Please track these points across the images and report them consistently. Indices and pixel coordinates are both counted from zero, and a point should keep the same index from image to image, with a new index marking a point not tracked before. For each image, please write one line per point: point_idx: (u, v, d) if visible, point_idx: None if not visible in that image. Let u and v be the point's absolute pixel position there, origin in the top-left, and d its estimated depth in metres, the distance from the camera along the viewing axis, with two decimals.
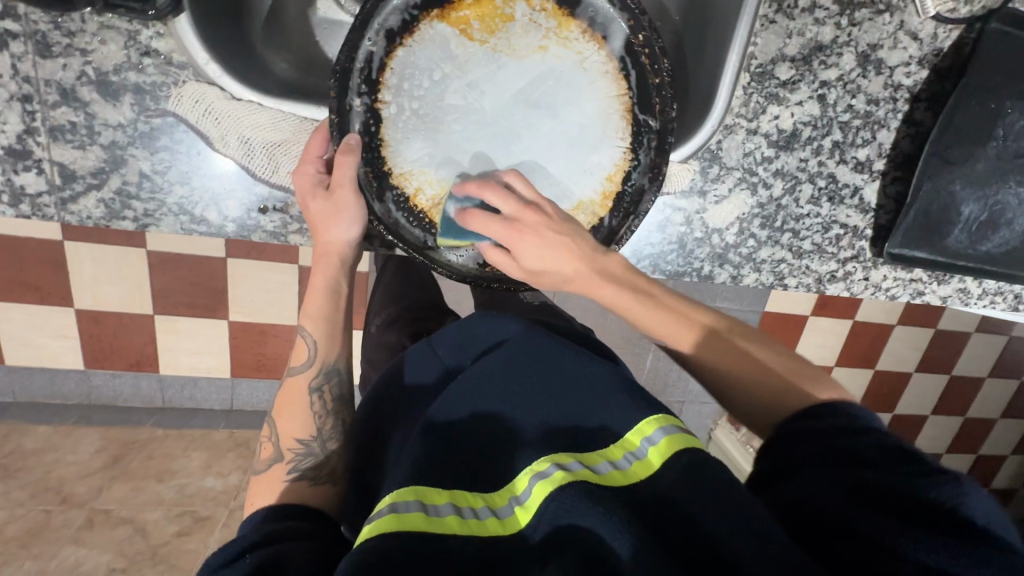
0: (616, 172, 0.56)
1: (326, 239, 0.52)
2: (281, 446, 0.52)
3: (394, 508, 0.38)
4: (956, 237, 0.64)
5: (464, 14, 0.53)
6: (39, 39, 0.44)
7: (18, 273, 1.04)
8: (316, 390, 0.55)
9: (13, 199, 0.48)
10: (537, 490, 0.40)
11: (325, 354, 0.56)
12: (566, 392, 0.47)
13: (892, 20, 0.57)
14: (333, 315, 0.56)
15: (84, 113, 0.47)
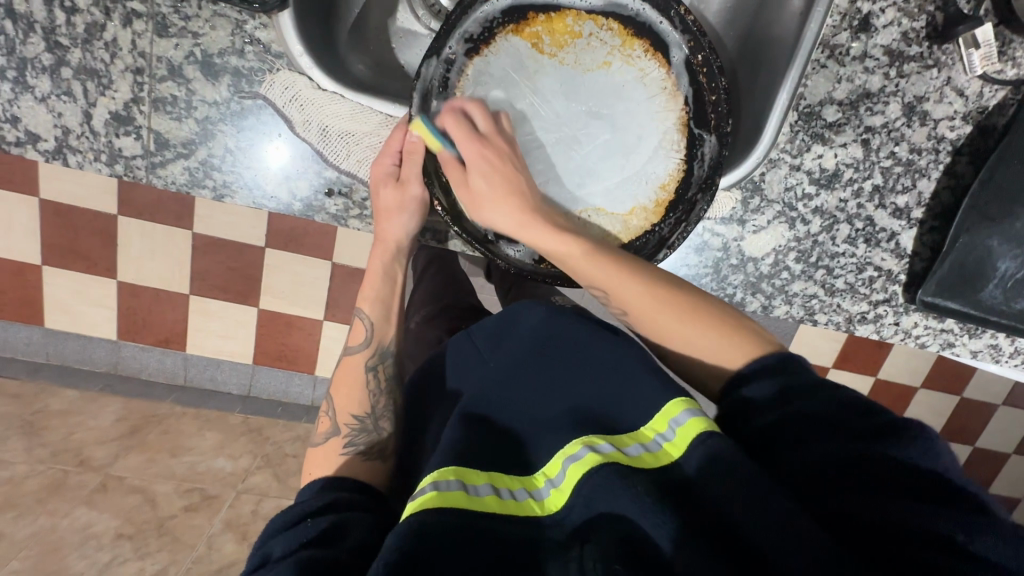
0: (669, 181, 0.60)
1: (387, 228, 0.57)
2: (337, 421, 0.57)
3: (437, 485, 0.39)
4: (989, 292, 0.65)
5: (536, 29, 0.58)
6: (159, 19, 0.50)
7: (73, 242, 1.10)
8: (371, 368, 0.60)
9: (110, 158, 0.53)
10: (571, 472, 0.41)
11: (380, 334, 0.62)
12: (595, 373, 0.49)
13: (940, 75, 0.59)
14: (388, 298, 0.62)
15: (186, 89, 0.52)
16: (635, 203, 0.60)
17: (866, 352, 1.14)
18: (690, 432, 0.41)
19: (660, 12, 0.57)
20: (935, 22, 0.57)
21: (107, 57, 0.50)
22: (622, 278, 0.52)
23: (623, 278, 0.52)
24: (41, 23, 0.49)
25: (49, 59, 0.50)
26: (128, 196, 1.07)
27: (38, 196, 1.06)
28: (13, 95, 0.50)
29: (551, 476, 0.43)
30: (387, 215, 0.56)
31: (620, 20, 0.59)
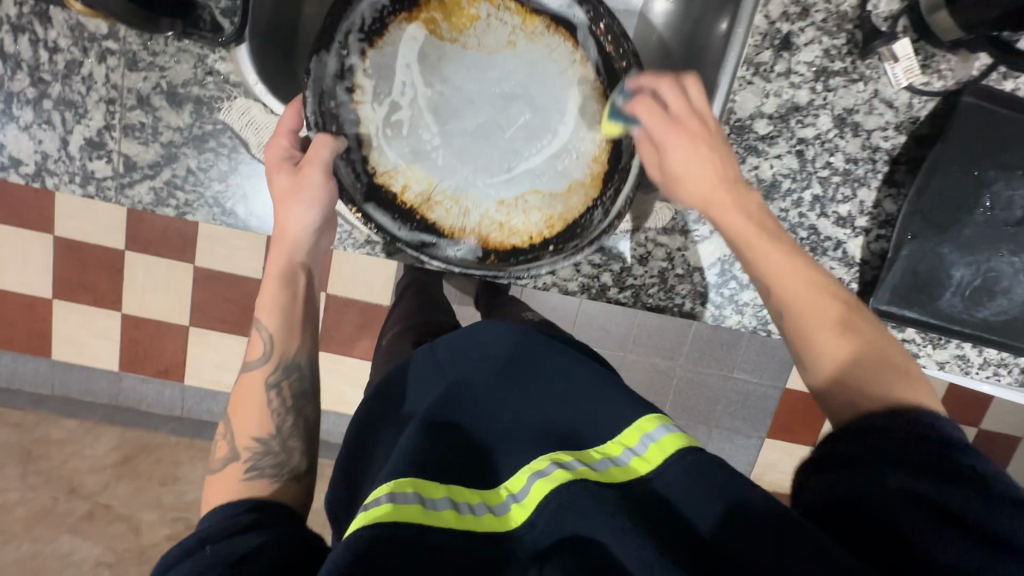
0: (599, 154, 0.65)
1: (284, 218, 0.57)
2: (236, 444, 0.53)
3: (392, 498, 0.37)
4: (948, 300, 0.65)
5: (431, 15, 0.63)
6: (129, 56, 0.55)
7: (81, 277, 1.16)
8: (274, 386, 0.56)
9: (84, 180, 0.58)
10: (537, 487, 0.40)
11: (281, 347, 0.58)
12: (567, 390, 0.49)
13: (867, 88, 0.62)
14: (288, 305, 0.59)
15: (152, 116, 0.57)
16: (573, 179, 0.65)
17: None
18: (669, 447, 0.41)
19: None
20: (854, 38, 0.60)
21: (83, 90, 0.56)
22: (796, 271, 0.53)
23: (786, 268, 0.53)
24: (26, 61, 0.55)
25: (33, 92, 0.56)
26: (135, 230, 1.12)
27: (51, 232, 1.12)
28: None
29: (513, 491, 0.42)
30: (282, 195, 0.56)
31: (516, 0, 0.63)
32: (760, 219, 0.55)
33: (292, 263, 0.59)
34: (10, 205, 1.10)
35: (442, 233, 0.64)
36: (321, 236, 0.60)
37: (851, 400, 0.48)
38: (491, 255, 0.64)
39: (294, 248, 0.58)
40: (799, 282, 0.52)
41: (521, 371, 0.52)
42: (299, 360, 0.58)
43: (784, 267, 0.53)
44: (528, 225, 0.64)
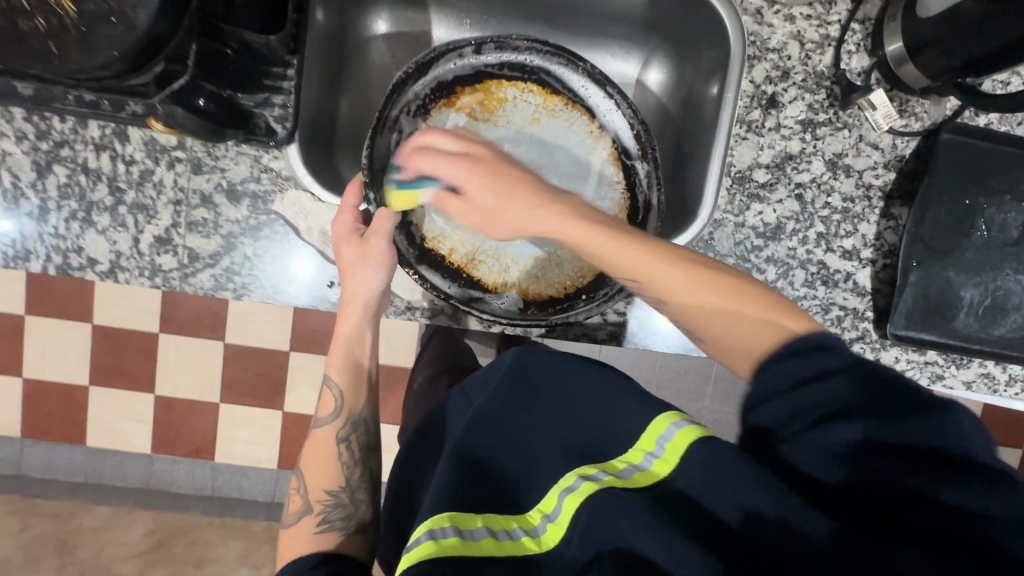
0: (622, 209, 0.71)
1: (353, 285, 0.62)
2: (310, 497, 0.60)
3: (432, 534, 0.42)
4: (963, 320, 0.68)
5: (466, 100, 0.71)
6: (195, 162, 0.63)
7: (118, 363, 1.21)
8: (344, 440, 0.63)
9: (152, 274, 0.64)
10: (566, 504, 0.44)
11: (350, 405, 0.64)
12: (585, 404, 0.51)
13: (852, 134, 0.68)
14: (355, 367, 0.65)
15: (214, 211, 0.64)
16: None
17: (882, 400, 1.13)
18: (682, 445, 0.43)
19: (592, 79, 0.70)
20: (834, 92, 0.67)
21: (154, 194, 0.63)
22: (696, 276, 0.52)
23: (660, 266, 0.52)
24: (106, 174, 0.62)
25: (111, 200, 0.63)
26: (169, 315, 1.19)
27: (90, 321, 1.20)
28: (81, 231, 0.63)
29: (547, 510, 0.46)
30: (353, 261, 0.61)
31: (539, 84, 0.72)
32: (585, 213, 0.54)
33: (357, 327, 0.64)
34: (52, 299, 1.18)
35: (487, 288, 0.69)
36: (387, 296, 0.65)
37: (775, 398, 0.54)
38: (531, 305, 0.69)
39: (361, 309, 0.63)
40: (664, 273, 0.52)
41: (535, 390, 0.55)
42: (364, 415, 0.65)
43: (674, 289, 0.52)
44: (562, 276, 0.70)
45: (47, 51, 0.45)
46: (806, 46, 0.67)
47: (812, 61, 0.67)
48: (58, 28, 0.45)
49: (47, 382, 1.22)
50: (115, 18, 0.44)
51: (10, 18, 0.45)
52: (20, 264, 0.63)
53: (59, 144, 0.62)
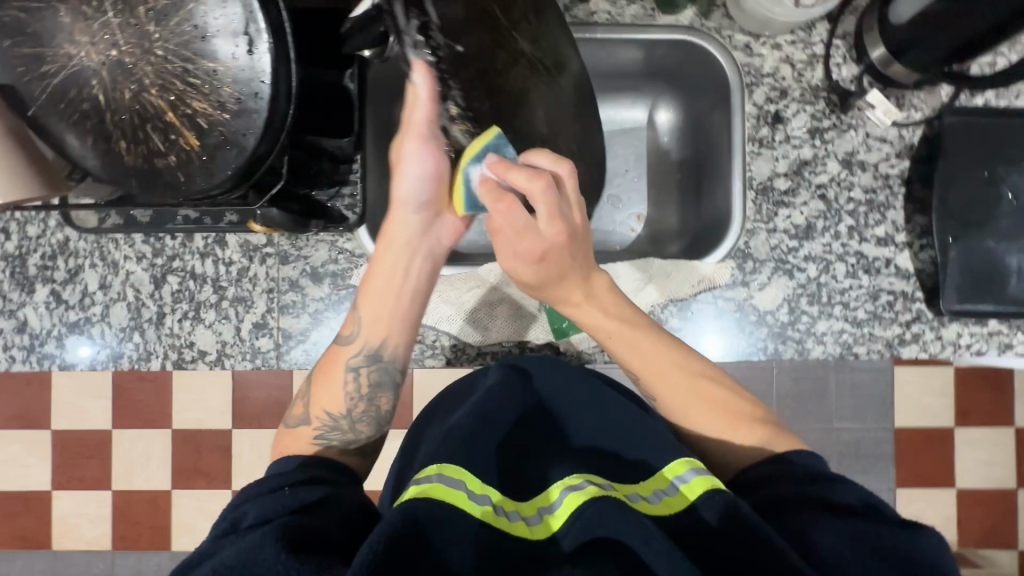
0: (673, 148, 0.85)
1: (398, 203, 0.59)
2: (310, 412, 0.59)
3: (442, 479, 0.46)
4: (1015, 286, 0.70)
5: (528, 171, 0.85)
6: (283, 254, 0.73)
7: (189, 463, 1.13)
8: (354, 369, 0.60)
9: (253, 356, 0.73)
10: (566, 501, 0.47)
11: (368, 333, 0.60)
12: (609, 422, 0.58)
13: (858, 133, 0.74)
14: (385, 292, 0.60)
15: (301, 293, 0.73)
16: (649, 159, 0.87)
17: (930, 358, 1.17)
18: (698, 488, 0.47)
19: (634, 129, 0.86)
20: (832, 100, 0.74)
21: (251, 287, 0.73)
22: (661, 355, 0.61)
23: (636, 343, 0.61)
24: (210, 276, 0.73)
25: (215, 297, 0.73)
26: (239, 409, 1.12)
27: (170, 426, 1.11)
28: (191, 327, 0.73)
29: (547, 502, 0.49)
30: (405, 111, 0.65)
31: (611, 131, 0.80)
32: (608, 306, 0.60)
33: (398, 238, 0.60)
34: (128, 406, 1.10)
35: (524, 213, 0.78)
36: (435, 219, 0.61)
37: (727, 444, 0.58)
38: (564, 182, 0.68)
39: (407, 246, 0.60)
40: (631, 350, 0.61)
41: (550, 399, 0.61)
42: (383, 352, 0.60)
43: (650, 369, 0.61)
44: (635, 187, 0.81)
45: (176, 179, 0.56)
46: (796, 66, 0.74)
47: (805, 78, 0.74)
48: (186, 160, 0.55)
49: (129, 492, 1.13)
50: (231, 146, 0.54)
51: (148, 159, 0.55)
52: (143, 365, 0.73)
53: (172, 258, 0.73)
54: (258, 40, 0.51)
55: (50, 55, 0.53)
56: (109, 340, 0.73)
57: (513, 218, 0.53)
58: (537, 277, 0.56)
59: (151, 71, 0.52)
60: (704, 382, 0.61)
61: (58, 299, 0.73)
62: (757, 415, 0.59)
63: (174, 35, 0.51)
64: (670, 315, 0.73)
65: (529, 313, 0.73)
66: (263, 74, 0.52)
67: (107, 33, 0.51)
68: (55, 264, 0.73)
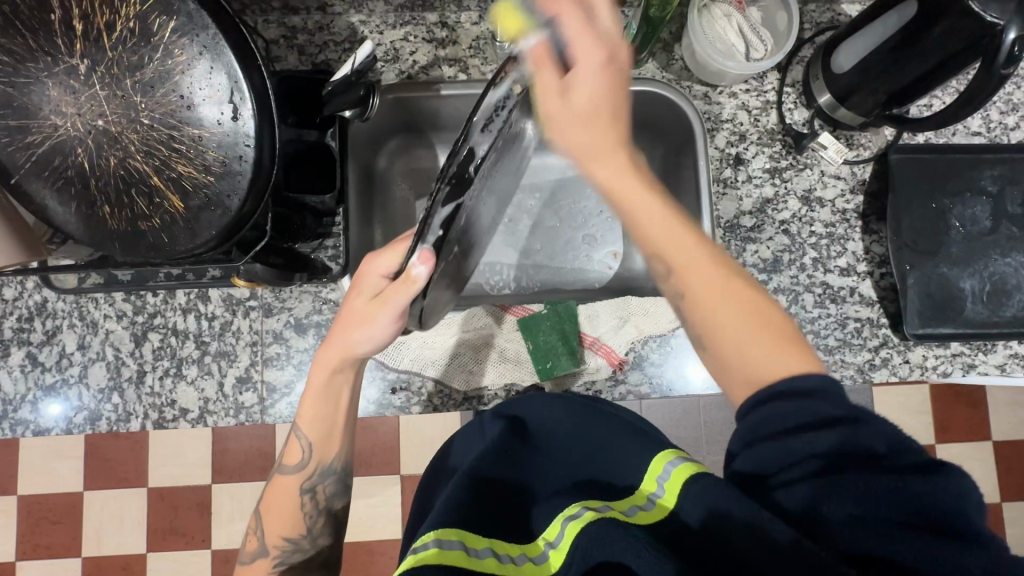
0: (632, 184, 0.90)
1: (339, 342, 0.58)
2: (266, 542, 0.59)
3: (440, 544, 0.46)
4: (971, 308, 0.75)
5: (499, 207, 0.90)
6: (267, 306, 0.73)
7: (168, 524, 1.08)
8: (309, 489, 0.61)
9: (237, 412, 0.72)
10: (570, 530, 0.48)
11: (318, 454, 0.60)
12: (589, 447, 0.59)
13: (814, 171, 0.79)
14: (329, 418, 0.60)
15: (285, 345, 0.73)
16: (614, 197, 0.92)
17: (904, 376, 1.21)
18: (676, 484, 0.48)
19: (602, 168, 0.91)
20: (787, 142, 0.79)
21: (234, 340, 0.73)
22: (671, 228, 0.53)
23: (674, 228, 0.53)
24: (192, 332, 0.72)
25: (197, 353, 0.72)
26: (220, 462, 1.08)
27: (146, 484, 1.06)
28: (172, 385, 0.72)
29: (551, 538, 0.50)
30: (380, 257, 0.58)
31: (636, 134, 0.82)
32: (626, 172, 0.54)
33: (336, 364, 0.58)
34: (106, 468, 1.05)
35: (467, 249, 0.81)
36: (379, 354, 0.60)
37: (747, 333, 0.50)
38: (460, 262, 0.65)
39: (342, 369, 0.59)
40: (718, 289, 0.52)
41: (532, 439, 0.63)
42: (334, 466, 0.61)
43: (694, 257, 0.52)
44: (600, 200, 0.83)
45: (160, 241, 0.56)
46: (752, 112, 0.79)
47: (761, 122, 0.79)
48: (170, 222, 0.56)
49: (105, 557, 1.07)
50: (215, 207, 0.55)
51: (132, 222, 0.56)
52: (121, 426, 0.71)
53: (153, 315, 0.72)
54: (242, 108, 0.53)
55: (35, 126, 0.54)
56: (86, 402, 0.71)
57: (583, 40, 0.51)
58: (592, 94, 0.52)
59: (136, 139, 0.54)
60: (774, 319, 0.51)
61: (34, 362, 0.71)
62: (794, 333, 0.50)
63: (160, 105, 0.53)
64: (652, 349, 0.75)
65: (513, 355, 0.74)
66: (248, 138, 0.54)
67: (94, 104, 0.53)
68: (31, 326, 0.72)
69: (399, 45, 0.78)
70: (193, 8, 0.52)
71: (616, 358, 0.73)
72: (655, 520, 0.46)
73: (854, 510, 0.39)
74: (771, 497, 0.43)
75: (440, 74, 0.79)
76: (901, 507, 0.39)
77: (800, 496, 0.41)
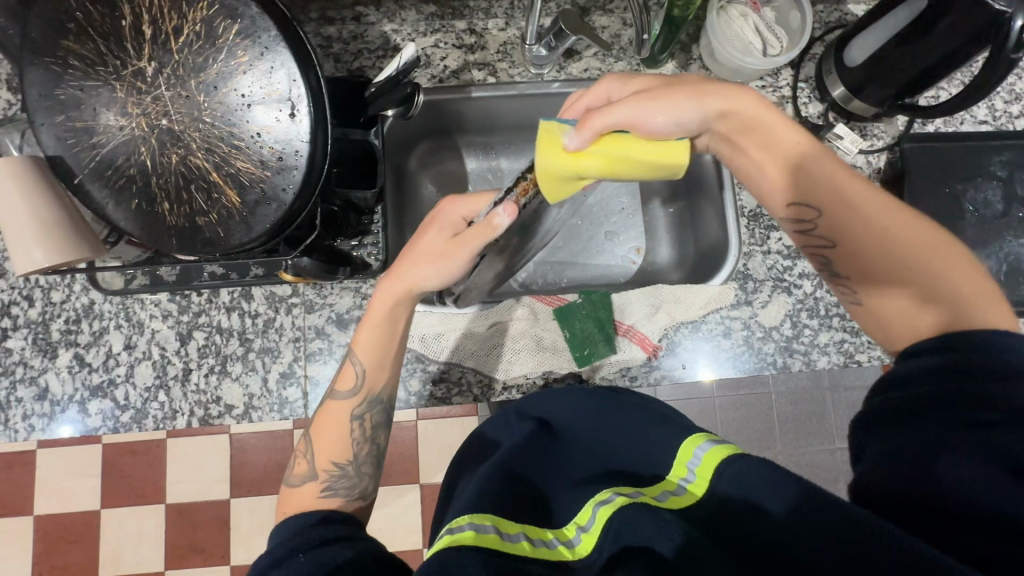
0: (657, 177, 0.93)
1: (412, 267, 0.61)
2: (314, 465, 0.59)
3: (475, 527, 0.47)
4: None
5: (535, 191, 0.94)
6: (309, 303, 0.75)
7: (193, 534, 1.07)
8: (358, 417, 0.61)
9: (280, 408, 0.73)
10: (599, 514, 0.49)
11: (367, 383, 0.62)
12: (621, 438, 0.61)
13: None
14: (386, 346, 0.62)
15: (327, 340, 0.75)
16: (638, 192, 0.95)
17: None
18: (707, 470, 0.47)
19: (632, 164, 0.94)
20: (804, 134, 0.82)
21: (277, 337, 0.74)
22: (842, 172, 0.54)
23: (839, 171, 0.54)
24: (235, 329, 0.74)
25: (241, 350, 0.74)
26: (244, 471, 1.08)
27: (163, 501, 1.04)
28: (218, 382, 0.73)
29: (583, 523, 0.51)
30: (462, 203, 0.64)
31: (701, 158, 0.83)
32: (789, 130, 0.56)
33: (402, 295, 0.61)
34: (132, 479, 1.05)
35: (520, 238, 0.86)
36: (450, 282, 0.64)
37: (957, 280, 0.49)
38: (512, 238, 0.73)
39: (405, 298, 0.62)
40: (884, 243, 0.51)
41: (561, 431, 0.66)
42: (380, 396, 0.62)
43: (846, 202, 0.53)
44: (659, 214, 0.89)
45: (216, 236, 0.58)
46: None
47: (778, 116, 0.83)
48: (226, 216, 0.58)
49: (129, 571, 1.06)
50: (271, 201, 0.57)
51: (190, 218, 0.58)
52: (167, 424, 0.72)
53: (198, 314, 0.74)
54: (300, 106, 0.56)
55: (101, 128, 0.56)
56: (133, 401, 0.72)
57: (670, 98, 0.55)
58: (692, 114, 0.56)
59: (198, 137, 0.56)
60: (972, 266, 0.49)
61: (81, 363, 0.73)
62: (987, 291, 0.47)
63: (221, 104, 0.56)
64: (684, 336, 0.77)
65: (549, 344, 0.76)
66: (304, 135, 0.56)
67: (159, 105, 0.55)
68: (78, 328, 0.73)
69: (430, 51, 0.81)
70: (255, 13, 0.55)
71: (650, 345, 0.75)
72: (684, 506, 0.46)
73: (967, 472, 0.38)
74: (875, 462, 0.42)
75: (469, 78, 0.82)
76: (1006, 463, 0.37)
77: (905, 452, 0.40)
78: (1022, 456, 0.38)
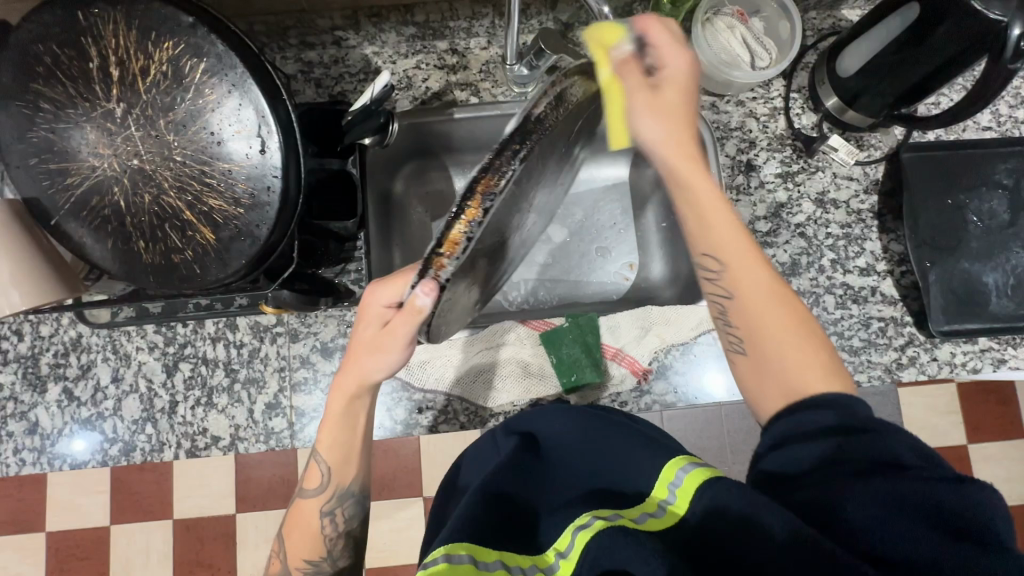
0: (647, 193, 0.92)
1: (357, 367, 0.57)
2: (290, 564, 0.58)
3: (449, 559, 0.45)
4: (996, 303, 0.74)
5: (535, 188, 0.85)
6: (293, 331, 0.75)
7: None
8: (328, 513, 0.59)
9: (267, 438, 0.73)
10: (579, 539, 0.47)
11: (336, 479, 0.59)
12: (603, 450, 0.56)
13: (826, 174, 0.79)
14: (347, 442, 0.59)
15: (312, 368, 0.74)
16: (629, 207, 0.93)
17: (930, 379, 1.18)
18: (690, 489, 0.45)
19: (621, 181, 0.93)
20: (797, 147, 0.80)
21: (262, 367, 0.74)
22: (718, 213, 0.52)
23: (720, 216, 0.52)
24: (221, 360, 0.74)
25: (227, 381, 0.74)
26: None
27: None
28: (204, 414, 0.73)
29: (562, 547, 0.49)
30: (383, 289, 0.56)
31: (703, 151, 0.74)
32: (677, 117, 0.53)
33: (356, 391, 0.57)
34: None
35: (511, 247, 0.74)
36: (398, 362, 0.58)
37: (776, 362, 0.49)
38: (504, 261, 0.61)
39: (361, 391, 0.58)
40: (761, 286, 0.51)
41: (548, 451, 0.60)
42: (351, 489, 0.60)
43: (747, 255, 0.51)
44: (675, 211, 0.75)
45: (193, 272, 0.58)
46: (760, 119, 0.81)
47: (770, 128, 0.80)
48: (202, 254, 0.58)
49: None
50: (244, 237, 0.57)
51: (166, 256, 0.58)
52: (155, 456, 0.73)
53: (184, 345, 0.74)
54: (270, 140, 0.56)
55: (75, 169, 0.56)
56: (121, 433, 0.73)
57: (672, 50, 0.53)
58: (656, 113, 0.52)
59: (169, 175, 0.56)
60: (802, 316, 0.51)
61: (69, 397, 0.73)
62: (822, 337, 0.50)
63: (192, 142, 0.55)
64: (676, 358, 0.75)
65: (536, 370, 0.75)
66: (275, 169, 0.56)
67: (130, 145, 0.55)
68: (66, 362, 0.74)
69: (411, 73, 0.81)
70: (222, 50, 0.54)
71: (639, 368, 0.74)
72: (664, 528, 0.44)
73: (876, 512, 0.38)
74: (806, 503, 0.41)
75: (452, 99, 0.81)
76: (921, 511, 0.38)
77: (826, 493, 0.40)
78: (943, 508, 0.38)
